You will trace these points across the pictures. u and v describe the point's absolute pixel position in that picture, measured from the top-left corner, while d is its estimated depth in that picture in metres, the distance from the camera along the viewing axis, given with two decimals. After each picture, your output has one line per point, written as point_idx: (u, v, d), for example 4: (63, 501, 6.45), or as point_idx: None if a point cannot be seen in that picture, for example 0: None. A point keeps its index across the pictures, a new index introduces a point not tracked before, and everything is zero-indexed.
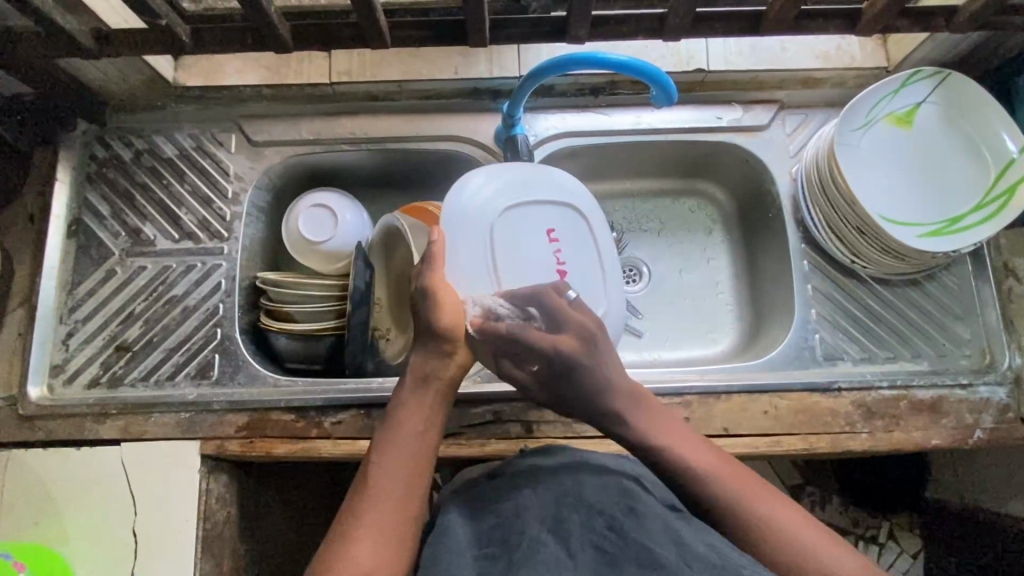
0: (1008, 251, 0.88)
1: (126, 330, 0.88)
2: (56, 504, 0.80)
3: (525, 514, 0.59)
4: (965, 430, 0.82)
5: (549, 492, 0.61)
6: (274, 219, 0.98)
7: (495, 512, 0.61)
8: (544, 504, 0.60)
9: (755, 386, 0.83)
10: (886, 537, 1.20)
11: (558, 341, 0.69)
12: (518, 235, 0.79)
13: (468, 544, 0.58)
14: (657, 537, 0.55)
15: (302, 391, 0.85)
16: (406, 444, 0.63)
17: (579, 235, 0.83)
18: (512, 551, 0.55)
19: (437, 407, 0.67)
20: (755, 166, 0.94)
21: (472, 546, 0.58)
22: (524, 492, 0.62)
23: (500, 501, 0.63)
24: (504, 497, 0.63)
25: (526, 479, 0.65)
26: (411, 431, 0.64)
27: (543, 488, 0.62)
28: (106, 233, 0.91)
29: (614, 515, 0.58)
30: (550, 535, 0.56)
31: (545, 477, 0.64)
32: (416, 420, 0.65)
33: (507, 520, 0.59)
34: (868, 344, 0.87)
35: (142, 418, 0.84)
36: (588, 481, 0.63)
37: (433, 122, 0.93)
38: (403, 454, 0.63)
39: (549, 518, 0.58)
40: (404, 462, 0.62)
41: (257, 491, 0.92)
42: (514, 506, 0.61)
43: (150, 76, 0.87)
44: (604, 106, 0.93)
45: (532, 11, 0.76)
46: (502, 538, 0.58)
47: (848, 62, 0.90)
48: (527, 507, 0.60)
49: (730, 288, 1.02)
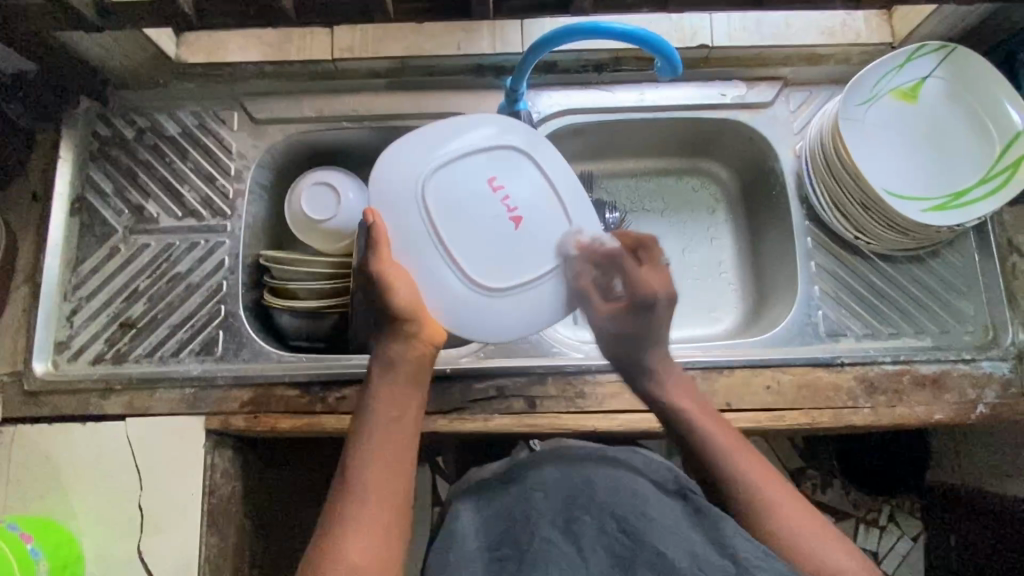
0: (1012, 228, 0.87)
1: (130, 307, 0.88)
2: (63, 478, 0.80)
3: (537, 517, 0.64)
4: (968, 405, 0.82)
5: (560, 495, 0.67)
6: (277, 198, 0.98)
7: (507, 511, 0.68)
8: (556, 507, 0.66)
9: (758, 361, 0.83)
10: (886, 519, 1.21)
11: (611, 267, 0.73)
12: (455, 203, 0.70)
13: (479, 548, 0.64)
14: (668, 540, 0.60)
15: (306, 367, 0.85)
16: (384, 440, 0.62)
17: (526, 176, 0.72)
18: (523, 554, 0.61)
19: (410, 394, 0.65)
20: (759, 144, 0.94)
21: (482, 550, 0.64)
22: (535, 495, 0.67)
23: (512, 501, 0.68)
24: (516, 498, 0.68)
25: (536, 479, 0.70)
26: (383, 423, 0.63)
27: (554, 490, 0.67)
28: (109, 210, 0.91)
29: (626, 516, 0.63)
30: (563, 537, 0.62)
31: (555, 478, 0.69)
32: (389, 413, 0.64)
33: (517, 523, 0.65)
34: (870, 320, 0.87)
35: (147, 393, 0.84)
36: (600, 481, 0.68)
37: (435, 100, 0.92)
38: (380, 449, 0.62)
39: (561, 521, 0.64)
40: (381, 458, 0.61)
41: (262, 468, 0.92)
42: (526, 509, 0.66)
43: (152, 52, 0.86)
44: (608, 83, 0.92)
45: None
46: (513, 541, 0.64)
47: (853, 38, 0.89)
48: (539, 511, 0.65)
49: (733, 267, 1.02)
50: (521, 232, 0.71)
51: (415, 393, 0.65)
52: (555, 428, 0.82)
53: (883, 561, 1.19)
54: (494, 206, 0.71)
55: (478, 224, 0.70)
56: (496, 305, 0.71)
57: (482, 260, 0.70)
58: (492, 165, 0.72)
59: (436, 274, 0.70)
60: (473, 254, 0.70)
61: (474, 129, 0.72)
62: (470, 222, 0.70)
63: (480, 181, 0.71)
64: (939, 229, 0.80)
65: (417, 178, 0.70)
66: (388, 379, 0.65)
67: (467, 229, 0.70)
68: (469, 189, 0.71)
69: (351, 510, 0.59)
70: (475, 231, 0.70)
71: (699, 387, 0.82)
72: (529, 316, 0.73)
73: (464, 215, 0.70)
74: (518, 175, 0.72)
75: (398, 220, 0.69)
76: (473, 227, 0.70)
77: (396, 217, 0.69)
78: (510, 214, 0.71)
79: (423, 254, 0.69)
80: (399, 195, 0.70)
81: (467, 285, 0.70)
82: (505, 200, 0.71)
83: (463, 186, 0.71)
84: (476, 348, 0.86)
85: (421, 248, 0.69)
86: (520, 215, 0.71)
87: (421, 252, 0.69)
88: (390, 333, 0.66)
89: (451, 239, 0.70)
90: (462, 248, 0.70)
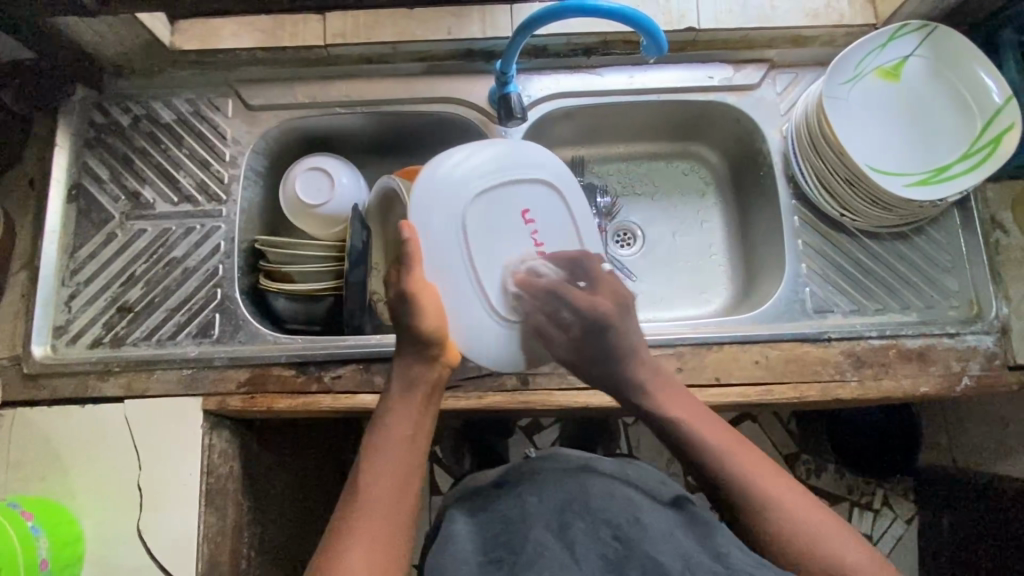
0: (995, 204, 0.88)
1: (127, 292, 0.89)
2: (62, 459, 0.81)
3: (530, 521, 0.65)
4: (953, 377, 0.83)
5: (555, 499, 0.67)
6: (272, 185, 1.00)
7: (499, 517, 0.68)
8: (551, 511, 0.66)
9: (746, 336, 0.84)
10: (880, 503, 1.23)
11: (598, 301, 0.78)
12: (490, 231, 0.77)
13: (473, 551, 0.65)
14: (662, 546, 0.60)
15: (301, 347, 0.86)
16: (399, 449, 0.66)
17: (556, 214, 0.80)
18: (518, 556, 0.61)
19: (422, 417, 0.69)
20: (746, 125, 0.95)
21: (476, 553, 0.64)
22: (530, 500, 0.68)
23: (504, 508, 0.69)
24: (511, 502, 0.69)
25: (533, 486, 0.70)
26: (397, 438, 0.67)
27: (548, 495, 0.68)
28: (106, 197, 0.92)
29: (619, 523, 0.63)
30: (555, 538, 0.62)
31: (550, 483, 0.70)
32: (406, 427, 0.68)
33: (512, 525, 0.66)
34: (857, 296, 0.88)
35: (144, 375, 0.85)
36: (594, 488, 0.68)
37: (427, 85, 0.94)
38: (391, 455, 0.65)
39: (555, 526, 0.64)
40: (392, 462, 0.65)
41: (261, 450, 0.94)
42: (521, 513, 0.67)
43: (146, 40, 0.88)
44: (597, 67, 0.94)
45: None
46: (508, 545, 0.64)
47: (836, 19, 0.90)
48: (532, 515, 0.66)
49: (723, 248, 1.03)
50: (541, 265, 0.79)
51: (424, 421, 0.69)
52: (547, 405, 0.83)
53: (876, 545, 1.21)
54: (520, 237, 0.78)
55: (502, 253, 0.77)
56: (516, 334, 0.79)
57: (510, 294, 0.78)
58: (530, 200, 0.79)
59: (462, 296, 0.75)
60: (495, 278, 0.76)
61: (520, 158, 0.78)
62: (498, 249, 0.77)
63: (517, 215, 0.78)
64: (922, 203, 0.82)
65: (462, 198, 0.75)
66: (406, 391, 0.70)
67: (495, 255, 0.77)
68: (505, 219, 0.78)
69: (358, 517, 0.61)
70: (499, 258, 0.77)
71: (689, 362, 0.83)
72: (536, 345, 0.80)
73: (494, 242, 0.77)
74: (552, 215, 0.80)
75: (440, 255, 0.74)
76: (500, 254, 0.77)
77: (440, 228, 0.74)
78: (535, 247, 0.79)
79: (460, 284, 0.75)
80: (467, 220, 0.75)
81: (497, 318, 0.77)
82: (534, 233, 0.79)
83: (499, 218, 0.77)
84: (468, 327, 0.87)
85: (449, 256, 0.74)
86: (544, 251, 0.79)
87: (456, 271, 0.75)
88: (414, 354, 0.71)
89: (482, 262, 0.76)
90: (485, 275, 0.76)
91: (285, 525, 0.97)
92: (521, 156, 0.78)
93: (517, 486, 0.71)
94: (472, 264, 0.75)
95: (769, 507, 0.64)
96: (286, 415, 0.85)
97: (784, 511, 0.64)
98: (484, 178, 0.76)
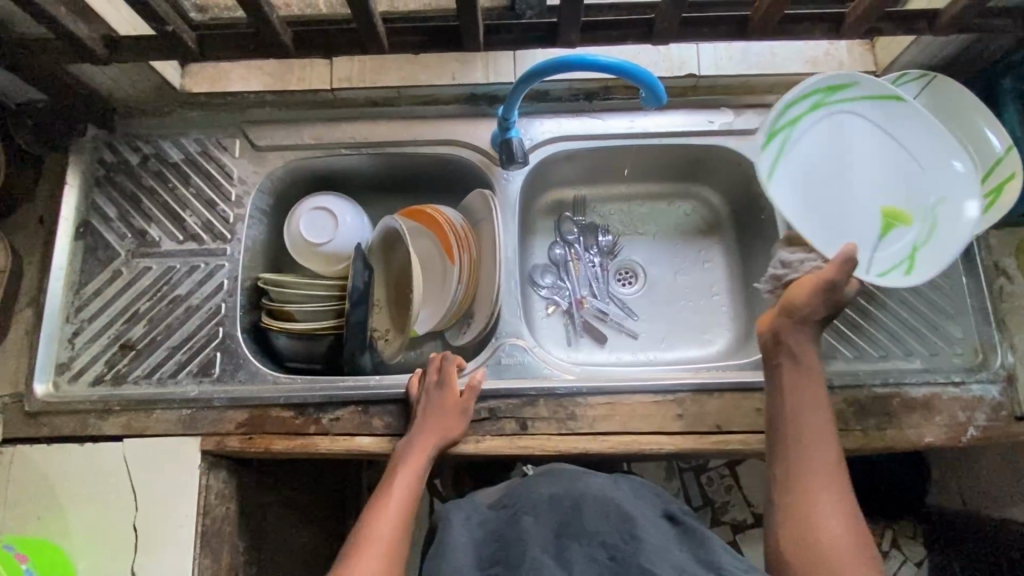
0: (998, 251, 0.88)
1: (130, 329, 0.90)
2: (58, 498, 0.81)
3: (528, 538, 0.66)
4: (958, 428, 0.82)
5: (551, 518, 0.68)
6: (277, 223, 1.01)
7: (498, 535, 0.69)
8: (546, 531, 0.67)
9: (748, 384, 0.84)
10: (889, 544, 1.16)
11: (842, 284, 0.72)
12: (836, 179, 0.86)
13: (470, 566, 0.66)
14: (655, 559, 0.62)
15: (300, 388, 0.86)
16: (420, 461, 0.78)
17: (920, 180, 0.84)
18: (515, 569, 0.63)
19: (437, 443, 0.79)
20: (746, 169, 0.95)
21: (472, 567, 0.66)
22: (525, 518, 0.68)
23: (503, 526, 0.70)
24: (509, 523, 0.69)
25: (527, 502, 0.70)
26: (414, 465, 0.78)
27: (545, 514, 0.69)
28: (113, 235, 0.93)
29: (615, 543, 0.64)
30: (553, 559, 0.63)
31: (546, 500, 0.70)
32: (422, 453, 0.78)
33: (508, 541, 0.67)
34: (859, 342, 0.87)
35: (144, 415, 0.85)
36: (589, 507, 0.68)
37: (430, 128, 0.95)
38: (411, 473, 0.77)
39: (552, 546, 0.65)
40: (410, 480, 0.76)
41: (257, 487, 0.94)
42: (517, 531, 0.67)
43: (157, 84, 0.90)
44: (599, 111, 0.95)
45: (528, 19, 0.78)
46: (504, 560, 0.65)
47: (836, 66, 0.92)
48: (529, 533, 0.66)
49: (726, 290, 1.02)
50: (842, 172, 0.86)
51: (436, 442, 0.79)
52: (545, 450, 0.82)
53: None
54: (867, 182, 0.85)
55: (880, 174, 0.85)
56: (508, 359, 0.88)
57: (825, 198, 0.85)
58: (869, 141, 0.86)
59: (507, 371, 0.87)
60: (785, 175, 0.85)
61: (949, 182, 0.82)
62: (865, 190, 0.85)
63: (856, 163, 0.86)
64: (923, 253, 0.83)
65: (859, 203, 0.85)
66: (442, 415, 0.80)
67: (822, 189, 0.85)
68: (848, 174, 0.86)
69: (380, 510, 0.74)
70: (841, 225, 0.84)
71: (690, 409, 0.83)
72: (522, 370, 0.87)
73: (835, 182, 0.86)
74: (905, 174, 0.84)
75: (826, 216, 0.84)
76: (921, 170, 0.84)
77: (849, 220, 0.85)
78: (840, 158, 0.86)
79: (801, 206, 0.84)
80: (856, 203, 0.85)
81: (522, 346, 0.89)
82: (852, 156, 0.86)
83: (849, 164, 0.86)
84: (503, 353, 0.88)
85: (814, 205, 0.85)
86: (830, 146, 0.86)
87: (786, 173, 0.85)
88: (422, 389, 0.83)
89: (806, 190, 0.85)
90: (851, 115, 0.86)
91: (282, 563, 0.97)
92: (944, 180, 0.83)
93: (514, 502, 0.72)
94: (812, 184, 0.85)
95: (823, 558, 0.63)
96: (284, 456, 0.85)
97: (837, 570, 0.62)
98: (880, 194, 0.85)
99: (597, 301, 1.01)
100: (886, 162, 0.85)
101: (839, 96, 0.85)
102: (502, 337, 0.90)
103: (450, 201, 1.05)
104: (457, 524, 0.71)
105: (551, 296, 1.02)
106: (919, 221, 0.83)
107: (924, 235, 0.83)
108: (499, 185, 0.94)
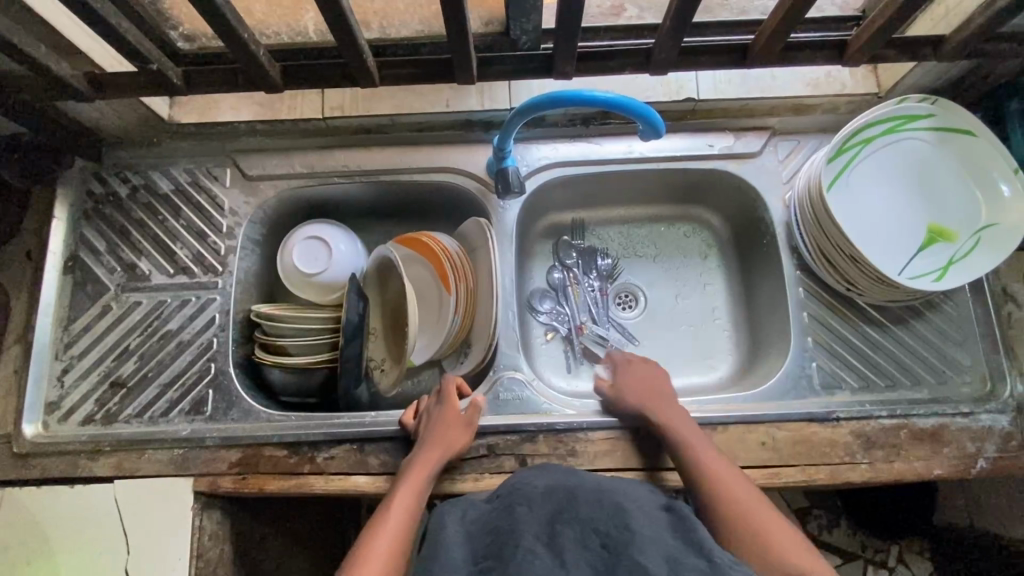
0: (1006, 276, 0.87)
1: (120, 366, 0.88)
2: (46, 542, 0.79)
3: (521, 529, 0.59)
4: (968, 460, 0.80)
5: (545, 509, 0.63)
6: (270, 252, 0.99)
7: (491, 529, 0.62)
8: (540, 521, 0.61)
9: (751, 417, 0.82)
10: (895, 560, 1.11)
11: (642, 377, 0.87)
12: (877, 203, 0.86)
13: (462, 560, 0.59)
14: (647, 548, 0.55)
15: (295, 426, 0.84)
16: (420, 477, 0.75)
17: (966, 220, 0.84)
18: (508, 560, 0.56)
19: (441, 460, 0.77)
20: (748, 193, 0.94)
21: (465, 562, 0.59)
22: (520, 509, 0.63)
23: (496, 519, 0.64)
24: (502, 516, 0.63)
25: (522, 493, 0.66)
26: (415, 483, 0.75)
27: (538, 506, 0.63)
28: (102, 269, 0.91)
29: (608, 532, 0.59)
30: (545, 547, 0.57)
31: (540, 494, 0.65)
32: (423, 470, 0.76)
33: (503, 534, 0.61)
34: (866, 372, 0.85)
35: (135, 455, 0.84)
36: (584, 500, 0.63)
37: (424, 155, 0.93)
38: (414, 488, 0.74)
39: (545, 535, 0.59)
40: (409, 495, 0.73)
41: (251, 524, 0.92)
42: (511, 522, 0.61)
43: (145, 115, 0.88)
44: (596, 136, 0.93)
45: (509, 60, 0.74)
46: (498, 553, 0.59)
47: (838, 89, 0.90)
48: (523, 523, 0.60)
49: (727, 314, 1.00)
50: (886, 196, 0.86)
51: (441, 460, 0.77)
52: None
53: None
54: (906, 207, 0.86)
55: (925, 208, 0.85)
56: (507, 395, 0.86)
57: (863, 213, 0.86)
58: (919, 179, 0.86)
59: (507, 407, 0.85)
60: (839, 190, 0.85)
61: (991, 234, 0.82)
62: (916, 199, 0.86)
63: (900, 196, 0.86)
64: (930, 264, 0.84)
65: (893, 223, 0.86)
66: (446, 428, 0.79)
67: (862, 209, 0.86)
68: (889, 200, 0.86)
69: (376, 527, 0.70)
70: (887, 227, 0.86)
71: None
72: (523, 404, 0.85)
73: (875, 206, 0.86)
74: (956, 214, 0.84)
75: (860, 233, 0.85)
76: (971, 217, 0.84)
77: (881, 238, 0.85)
78: (885, 185, 0.86)
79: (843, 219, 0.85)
80: (891, 226, 0.86)
81: (525, 381, 0.87)
82: (896, 191, 0.86)
83: (893, 193, 0.86)
84: (501, 387, 0.87)
85: (854, 220, 0.85)
86: (878, 173, 0.86)
87: (844, 187, 0.86)
88: (428, 408, 0.82)
89: (849, 206, 0.86)
90: (913, 146, 0.85)
91: None
92: (988, 233, 0.82)
93: (510, 495, 0.66)
94: (855, 202, 0.86)
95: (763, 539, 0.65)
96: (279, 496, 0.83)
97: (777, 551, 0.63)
98: (918, 224, 0.85)
99: (597, 327, 0.99)
100: (935, 199, 0.85)
101: (913, 130, 0.85)
102: (501, 369, 0.88)
103: (445, 227, 1.03)
104: (453, 516, 0.65)
105: (550, 322, 1.00)
106: (957, 255, 0.83)
107: (958, 262, 0.83)
108: (496, 214, 0.93)
